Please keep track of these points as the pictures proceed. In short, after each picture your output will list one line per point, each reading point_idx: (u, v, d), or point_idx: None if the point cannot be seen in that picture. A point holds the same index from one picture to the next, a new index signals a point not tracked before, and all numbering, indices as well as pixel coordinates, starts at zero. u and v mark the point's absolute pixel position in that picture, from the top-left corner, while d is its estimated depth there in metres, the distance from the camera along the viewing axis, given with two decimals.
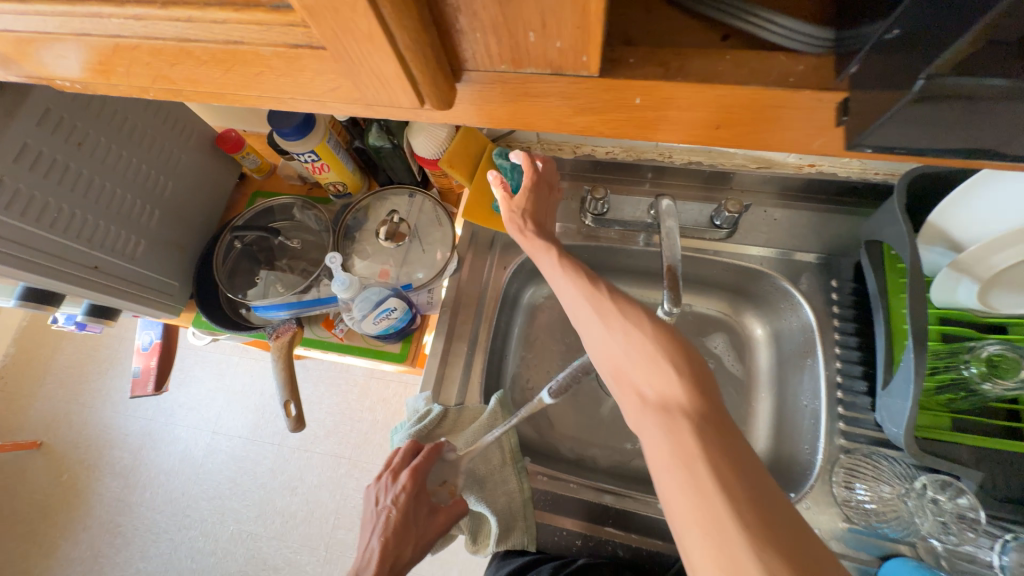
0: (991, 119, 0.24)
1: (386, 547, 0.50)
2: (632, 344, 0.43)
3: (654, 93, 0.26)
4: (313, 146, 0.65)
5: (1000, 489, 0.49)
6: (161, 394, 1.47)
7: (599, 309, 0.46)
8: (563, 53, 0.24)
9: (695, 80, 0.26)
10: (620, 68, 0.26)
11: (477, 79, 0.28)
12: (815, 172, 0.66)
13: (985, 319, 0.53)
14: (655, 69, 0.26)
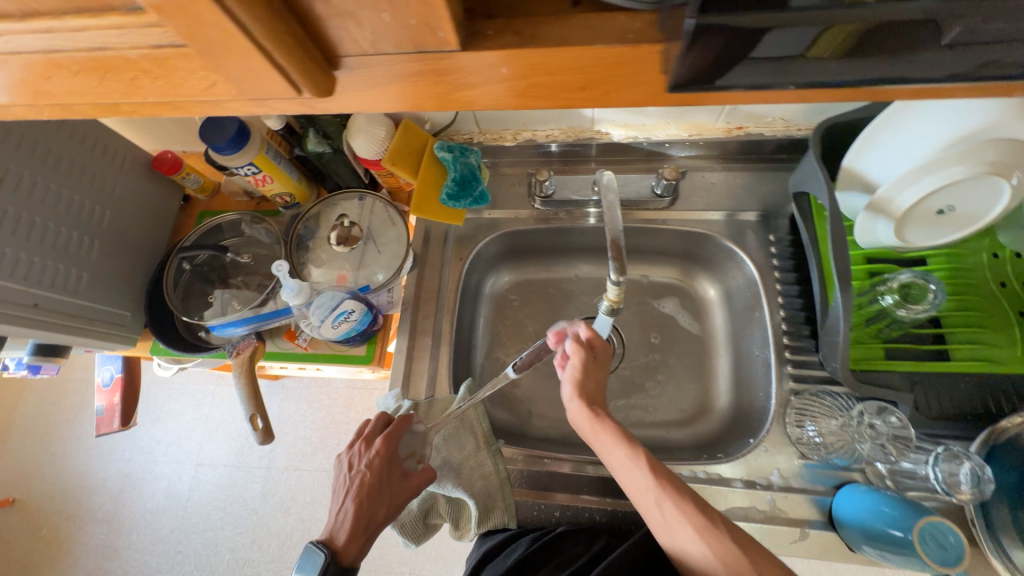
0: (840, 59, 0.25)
1: (359, 509, 0.53)
2: (685, 525, 0.45)
3: (515, 61, 0.26)
4: (250, 159, 0.64)
5: (933, 408, 0.54)
6: (137, 433, 1.47)
7: (649, 491, 0.48)
8: (420, 28, 0.24)
9: (546, 46, 0.26)
10: (480, 41, 0.26)
11: (354, 64, 0.27)
12: (743, 135, 0.68)
13: (907, 254, 0.58)
14: (509, 39, 0.26)
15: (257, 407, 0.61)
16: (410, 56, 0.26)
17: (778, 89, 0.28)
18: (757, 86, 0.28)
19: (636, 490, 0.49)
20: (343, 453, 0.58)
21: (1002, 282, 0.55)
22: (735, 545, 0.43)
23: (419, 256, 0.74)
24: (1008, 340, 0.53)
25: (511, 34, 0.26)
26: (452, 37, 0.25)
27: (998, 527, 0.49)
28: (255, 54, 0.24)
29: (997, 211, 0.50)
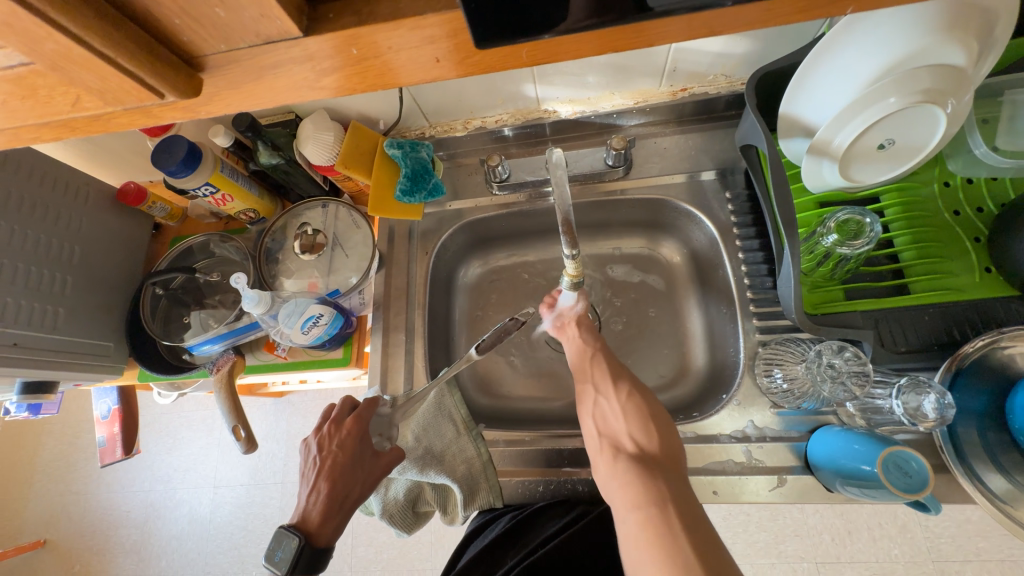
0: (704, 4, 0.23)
1: (331, 491, 0.54)
2: (614, 400, 0.58)
3: (364, 42, 0.25)
4: (206, 179, 0.64)
5: (901, 343, 0.53)
6: (153, 463, 1.50)
7: (592, 375, 0.61)
8: (257, 20, 0.24)
9: (389, 20, 0.24)
10: (321, 24, 0.25)
11: (214, 66, 0.26)
12: (689, 96, 0.68)
13: (859, 193, 0.58)
14: (350, 18, 0.25)
15: (240, 419, 0.64)
16: (262, 51, 0.25)
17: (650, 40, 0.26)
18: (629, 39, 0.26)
19: (586, 371, 0.62)
20: (313, 434, 0.58)
21: (955, 210, 0.55)
22: (651, 413, 0.55)
23: (385, 255, 0.75)
24: (965, 267, 0.53)
25: (353, 15, 0.25)
26: (292, 25, 0.24)
27: (967, 449, 0.50)
28: (118, 69, 0.24)
29: (937, 142, 0.50)
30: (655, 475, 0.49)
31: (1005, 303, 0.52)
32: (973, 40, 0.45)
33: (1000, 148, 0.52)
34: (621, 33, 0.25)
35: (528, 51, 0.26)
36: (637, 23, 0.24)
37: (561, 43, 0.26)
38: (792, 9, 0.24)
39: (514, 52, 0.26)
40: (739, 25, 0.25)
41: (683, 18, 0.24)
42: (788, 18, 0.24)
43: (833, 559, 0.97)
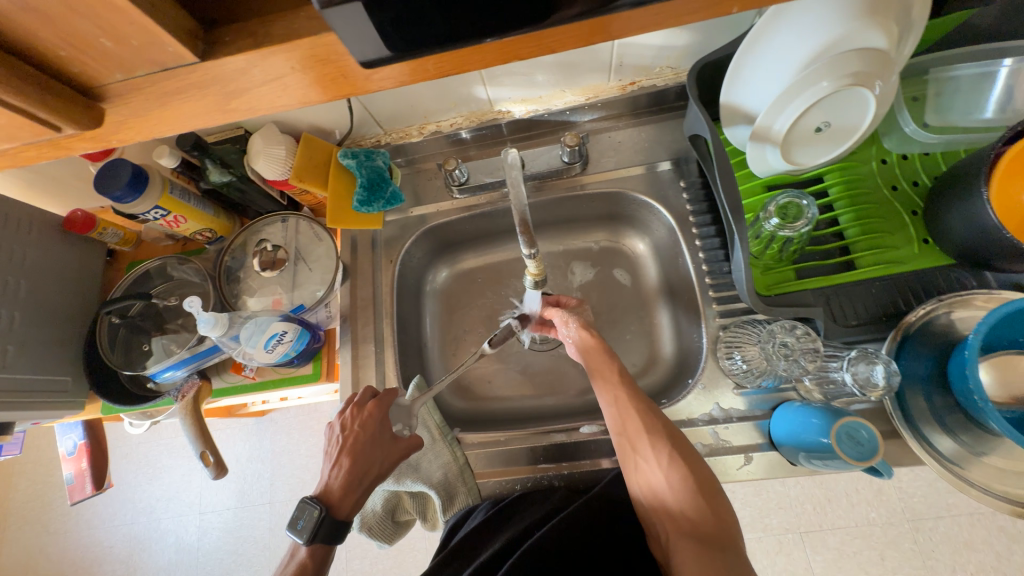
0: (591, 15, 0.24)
1: (350, 469, 0.53)
2: (654, 463, 0.50)
3: (264, 65, 0.26)
4: (156, 202, 0.63)
5: (851, 316, 0.55)
6: (133, 495, 1.45)
7: (626, 429, 0.54)
8: (148, 49, 0.24)
9: (286, 43, 0.25)
10: (217, 49, 0.26)
11: (115, 95, 0.27)
12: (638, 89, 0.69)
13: (804, 175, 0.60)
14: (246, 42, 0.26)
15: (208, 444, 0.63)
16: (160, 78, 0.26)
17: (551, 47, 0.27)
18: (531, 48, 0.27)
19: (619, 420, 0.55)
20: (338, 417, 0.57)
21: (894, 186, 0.58)
22: (698, 480, 0.48)
23: (349, 266, 0.74)
24: (905, 240, 0.56)
25: (249, 39, 0.26)
26: (185, 51, 0.25)
27: (914, 415, 0.52)
28: (10, 108, 0.25)
29: (871, 120, 0.51)
30: (718, 563, 0.43)
31: (943, 271, 0.54)
32: (891, 23, 0.47)
33: (931, 125, 0.56)
34: (521, 41, 0.26)
35: (435, 63, 0.27)
36: (528, 33, 0.25)
37: (461, 56, 0.27)
38: (683, 11, 0.25)
39: (422, 64, 0.27)
40: (627, 29, 0.26)
41: (576, 24, 0.25)
42: (679, 19, 0.26)
43: (816, 527, 0.98)
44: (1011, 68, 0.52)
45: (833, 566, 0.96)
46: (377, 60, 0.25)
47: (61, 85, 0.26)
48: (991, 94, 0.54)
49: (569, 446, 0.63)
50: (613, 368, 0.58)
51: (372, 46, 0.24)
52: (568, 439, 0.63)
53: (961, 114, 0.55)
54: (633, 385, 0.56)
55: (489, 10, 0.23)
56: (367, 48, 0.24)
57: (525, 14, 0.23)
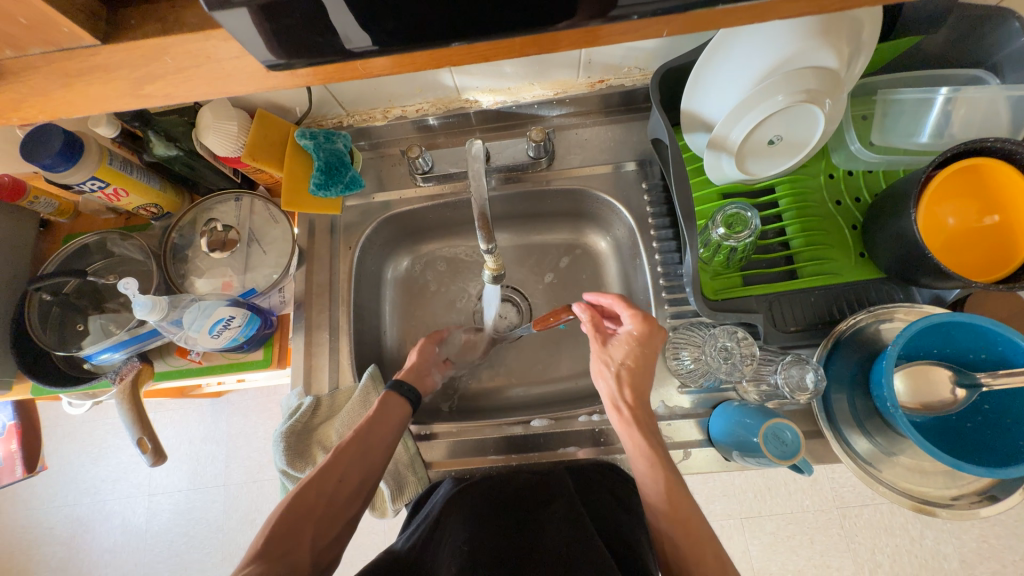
0: (506, 30, 0.26)
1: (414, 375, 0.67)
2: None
3: (175, 51, 0.26)
4: (92, 173, 0.58)
5: (790, 322, 0.58)
6: (75, 476, 1.38)
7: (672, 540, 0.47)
8: (37, 26, 0.24)
9: (194, 30, 0.26)
10: (123, 32, 0.26)
11: (8, 69, 0.26)
12: (606, 88, 0.69)
13: (758, 185, 0.61)
14: (152, 26, 0.26)
15: (145, 430, 0.61)
16: (60, 57, 0.26)
17: (474, 55, 0.28)
18: (456, 58, 0.28)
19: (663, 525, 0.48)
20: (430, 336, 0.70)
21: (838, 201, 0.60)
22: None
23: (305, 250, 0.72)
24: (843, 252, 0.59)
25: (156, 23, 0.26)
26: (83, 32, 0.25)
27: (839, 416, 0.56)
28: None
29: (820, 136, 0.54)
30: None
31: (874, 284, 0.58)
32: (842, 45, 0.48)
33: (874, 144, 0.58)
34: (447, 53, 0.28)
35: (363, 65, 0.28)
36: (448, 45, 0.27)
37: (384, 57, 0.28)
38: (603, 33, 0.27)
39: (350, 65, 0.28)
40: (542, 43, 0.28)
41: (499, 40, 0.27)
42: (593, 41, 0.28)
43: (755, 513, 1.03)
44: (946, 97, 0.54)
45: (768, 549, 1.02)
46: (304, 60, 0.27)
47: None
48: (929, 119, 0.56)
49: (521, 440, 0.64)
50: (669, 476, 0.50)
51: (297, 46, 0.25)
52: (519, 432, 0.64)
53: (902, 136, 0.57)
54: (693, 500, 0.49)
55: (409, 22, 0.25)
56: (292, 46, 0.25)
57: (442, 28, 0.25)
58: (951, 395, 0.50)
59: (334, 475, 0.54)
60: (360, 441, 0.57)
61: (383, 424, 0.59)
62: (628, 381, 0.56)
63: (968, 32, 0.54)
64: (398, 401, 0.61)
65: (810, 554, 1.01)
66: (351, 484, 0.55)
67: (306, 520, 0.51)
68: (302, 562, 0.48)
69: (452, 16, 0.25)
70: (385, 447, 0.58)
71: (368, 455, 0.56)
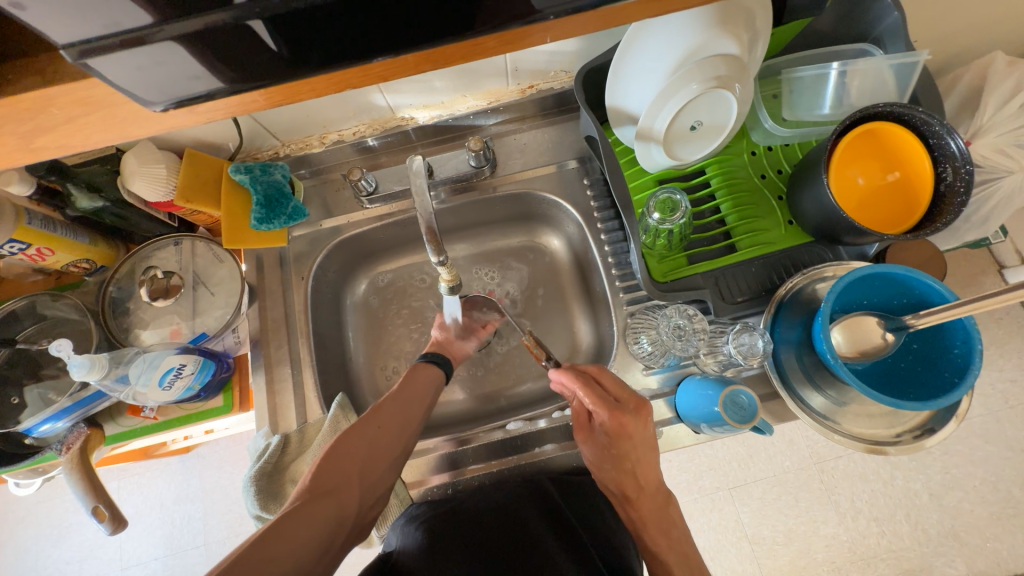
0: (404, 48, 0.27)
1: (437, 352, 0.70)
2: None
3: (65, 101, 0.26)
4: (9, 235, 0.55)
5: (735, 293, 0.61)
6: (35, 563, 1.27)
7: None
8: None
9: (80, 77, 0.25)
10: (3, 86, 0.25)
11: None
12: (536, 92, 0.71)
13: (689, 169, 0.65)
14: (34, 78, 0.25)
15: (101, 498, 0.57)
16: None
17: (383, 74, 0.29)
18: (364, 79, 0.29)
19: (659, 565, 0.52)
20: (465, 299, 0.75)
21: (762, 175, 0.65)
22: None
23: (256, 287, 0.70)
24: (774, 222, 0.63)
25: (37, 74, 0.25)
26: None
27: (790, 375, 0.59)
28: None
29: (736, 118, 0.57)
30: None
31: (806, 248, 0.62)
32: (741, 32, 0.52)
33: (787, 120, 0.63)
34: (351, 75, 0.29)
35: (264, 95, 0.28)
36: (349, 67, 0.27)
37: (289, 85, 0.28)
38: (498, 43, 0.29)
39: (253, 96, 0.29)
40: (445, 58, 0.29)
41: (398, 57, 0.28)
42: (496, 50, 0.29)
43: (741, 482, 1.07)
44: (839, 71, 0.59)
45: (756, 514, 1.06)
46: (205, 93, 0.27)
47: None
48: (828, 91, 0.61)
49: (499, 446, 0.65)
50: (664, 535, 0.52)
51: (198, 80, 0.26)
52: (496, 439, 0.65)
53: (808, 110, 0.62)
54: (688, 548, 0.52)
55: (307, 47, 0.25)
56: (191, 81, 0.26)
57: (339, 51, 0.26)
58: (882, 340, 0.54)
59: (373, 423, 0.57)
60: (399, 395, 0.61)
61: (409, 388, 0.62)
62: (625, 477, 0.55)
63: (849, 11, 0.59)
64: (427, 368, 0.65)
65: (797, 513, 1.05)
66: (391, 433, 0.57)
67: (351, 459, 0.53)
68: (348, 500, 0.50)
69: (346, 39, 0.25)
70: (420, 407, 0.61)
71: (405, 410, 0.60)
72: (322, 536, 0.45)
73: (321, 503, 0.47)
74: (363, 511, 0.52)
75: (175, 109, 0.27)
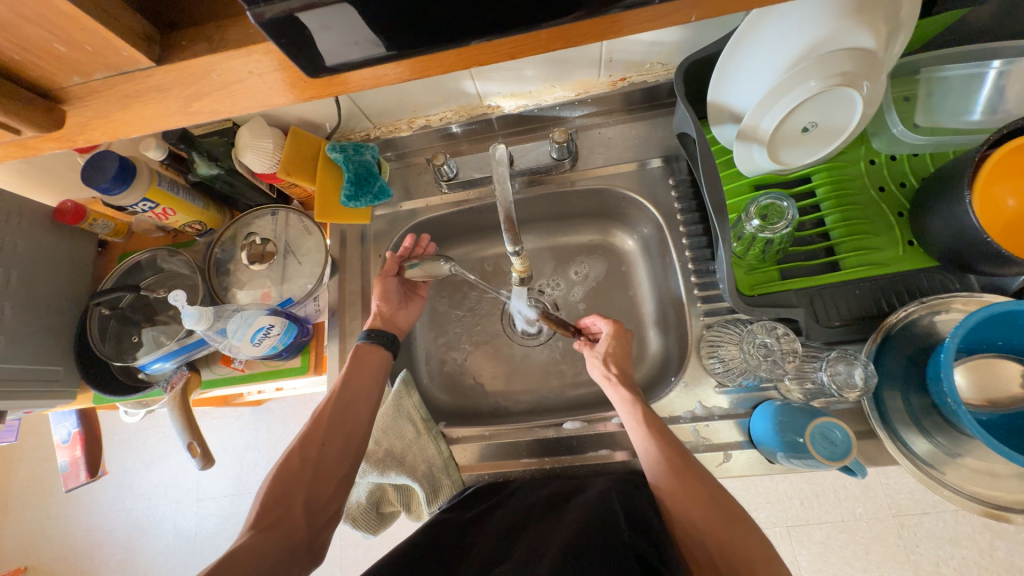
0: (534, 24, 0.27)
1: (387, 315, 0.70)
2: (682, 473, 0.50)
3: (222, 69, 0.29)
4: (143, 194, 0.62)
5: (834, 317, 0.55)
6: (130, 480, 1.46)
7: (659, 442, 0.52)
8: (102, 51, 0.28)
9: (237, 48, 0.28)
10: (175, 52, 0.29)
11: (87, 91, 0.30)
12: (628, 85, 0.68)
13: (792, 175, 0.59)
14: (201, 46, 0.29)
15: (194, 435, 0.64)
16: (125, 79, 0.29)
17: (504, 51, 0.29)
18: (487, 54, 0.30)
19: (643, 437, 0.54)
20: (399, 249, 0.73)
21: (881, 187, 0.57)
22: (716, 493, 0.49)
23: (338, 260, 0.75)
24: (890, 242, 0.55)
25: (204, 42, 0.29)
26: (142, 54, 0.28)
27: (892, 415, 0.53)
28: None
29: (858, 121, 0.51)
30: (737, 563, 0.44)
31: (926, 273, 0.54)
32: (880, 23, 0.46)
33: (920, 126, 0.55)
34: (477, 50, 0.29)
35: (395, 69, 0.30)
36: (474, 43, 0.28)
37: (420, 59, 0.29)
38: (626, 21, 0.27)
39: (382, 69, 0.30)
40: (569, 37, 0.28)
41: (527, 33, 0.28)
42: (621, 29, 0.28)
43: (804, 522, 0.98)
44: (1001, 70, 0.51)
45: (818, 560, 0.96)
46: (342, 66, 0.28)
47: (24, 88, 0.29)
48: (980, 95, 0.53)
49: (553, 443, 0.64)
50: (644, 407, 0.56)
51: (343, 50, 0.27)
52: (552, 435, 0.64)
53: (950, 115, 0.54)
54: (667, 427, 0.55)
55: (442, 23, 0.26)
56: (335, 54, 0.27)
57: (473, 26, 0.26)
58: (1021, 391, 0.47)
59: (316, 440, 0.56)
60: (342, 399, 0.59)
61: (358, 380, 0.61)
62: (622, 363, 0.61)
63: (1017, 3, 0.51)
64: (371, 349, 0.64)
65: (867, 567, 0.94)
66: (334, 448, 0.57)
67: (296, 485, 0.53)
68: (297, 526, 0.51)
69: (481, 17, 0.26)
70: (365, 404, 0.60)
71: (349, 412, 0.59)
72: (269, 573, 0.48)
73: (272, 536, 0.49)
74: (316, 534, 0.53)
75: (312, 81, 0.29)
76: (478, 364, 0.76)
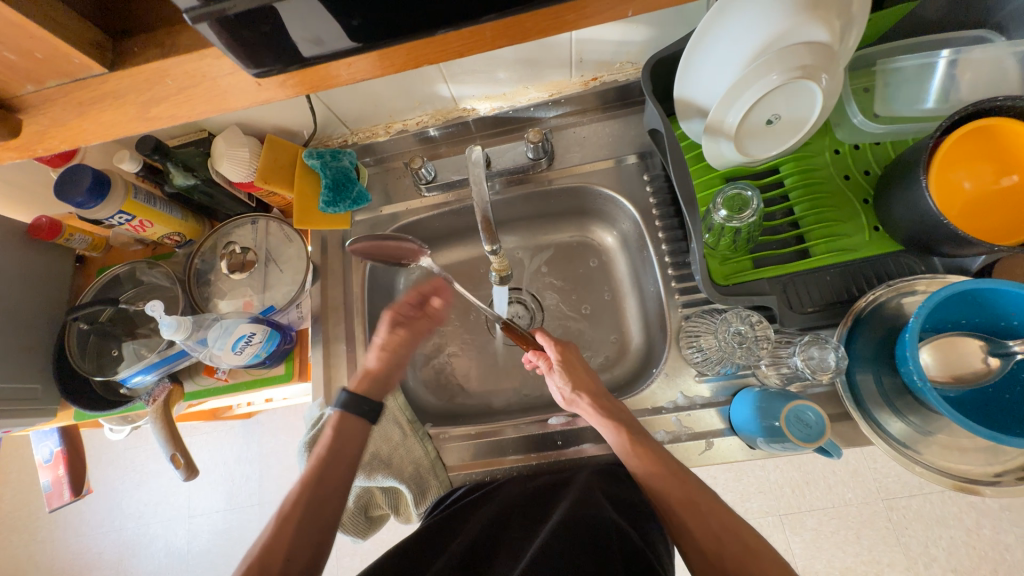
0: (475, 19, 0.28)
1: (389, 362, 0.63)
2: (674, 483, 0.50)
3: (177, 72, 0.30)
4: (118, 207, 0.62)
5: (806, 303, 0.56)
6: (118, 500, 1.44)
7: (638, 448, 0.53)
8: (53, 58, 0.29)
9: (186, 51, 0.29)
10: (127, 59, 0.30)
11: (44, 98, 0.31)
12: (599, 85, 0.70)
13: (760, 166, 0.61)
14: (154, 51, 0.30)
15: (178, 446, 0.63)
16: (80, 86, 0.31)
17: (450, 48, 0.32)
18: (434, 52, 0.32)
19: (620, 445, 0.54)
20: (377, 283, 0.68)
21: (846, 175, 0.59)
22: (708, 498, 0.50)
23: (320, 266, 0.75)
24: (857, 228, 0.57)
25: (156, 47, 0.30)
26: (94, 61, 0.30)
27: (865, 397, 0.54)
28: None
29: (807, 131, 0.55)
30: None
31: (892, 258, 0.56)
32: (833, 18, 0.48)
33: (879, 115, 0.57)
34: (423, 49, 0.31)
35: (346, 70, 0.32)
36: (422, 38, 0.30)
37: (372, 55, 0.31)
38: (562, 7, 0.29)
39: (335, 68, 0.32)
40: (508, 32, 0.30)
41: (474, 29, 0.30)
42: (554, 21, 0.30)
43: (795, 509, 0.99)
44: (949, 59, 0.54)
45: (811, 546, 0.97)
46: (293, 64, 0.30)
47: None
48: (933, 83, 0.55)
49: (538, 438, 0.64)
50: (613, 415, 0.57)
51: (292, 46, 0.28)
52: (537, 431, 0.64)
53: (907, 103, 0.56)
54: (649, 437, 0.55)
55: (384, 18, 0.27)
56: (272, 55, 0.28)
57: (417, 22, 0.28)
58: (983, 365, 0.48)
59: (279, 553, 0.49)
60: (315, 495, 0.53)
61: (337, 462, 0.55)
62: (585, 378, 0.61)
63: None
64: (348, 420, 0.58)
65: (858, 552, 0.96)
66: (301, 562, 0.50)
67: None
68: None
69: (424, 13, 0.27)
70: (337, 503, 0.54)
71: (322, 507, 0.53)
72: None
73: None
74: None
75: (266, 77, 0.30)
76: (465, 364, 0.77)
